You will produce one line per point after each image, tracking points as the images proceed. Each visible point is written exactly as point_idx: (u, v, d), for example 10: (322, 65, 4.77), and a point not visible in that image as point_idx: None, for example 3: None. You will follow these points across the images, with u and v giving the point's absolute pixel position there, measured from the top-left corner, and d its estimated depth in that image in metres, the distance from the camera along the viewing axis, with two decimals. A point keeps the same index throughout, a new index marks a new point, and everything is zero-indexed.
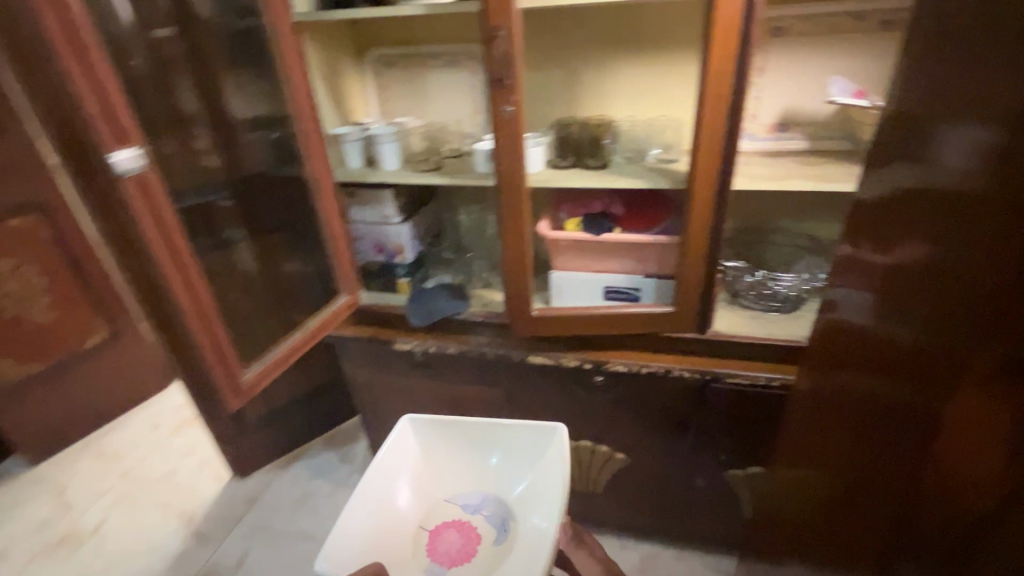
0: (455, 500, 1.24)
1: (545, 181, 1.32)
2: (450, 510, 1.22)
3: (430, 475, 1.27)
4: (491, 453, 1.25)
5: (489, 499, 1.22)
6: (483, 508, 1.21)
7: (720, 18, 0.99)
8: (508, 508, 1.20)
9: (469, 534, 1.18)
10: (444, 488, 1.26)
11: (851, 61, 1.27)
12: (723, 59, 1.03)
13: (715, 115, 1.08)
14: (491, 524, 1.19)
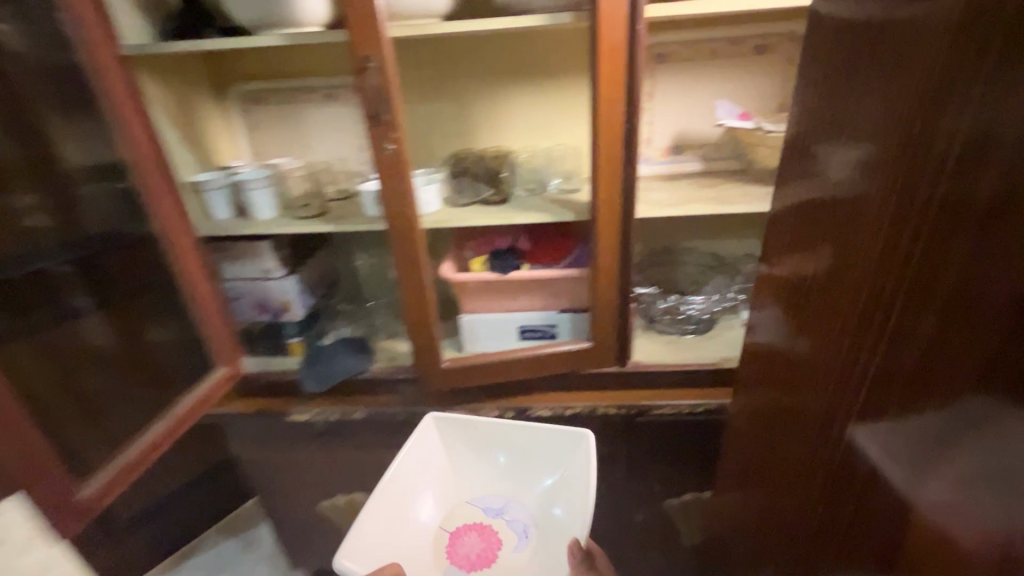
0: (478, 499, 1.05)
1: (443, 220, 1.21)
2: (471, 512, 1.04)
3: (451, 470, 1.08)
4: (520, 454, 1.05)
5: (519, 502, 1.04)
6: (510, 512, 1.03)
7: (604, 42, 0.95)
8: (536, 513, 1.02)
9: (491, 538, 1.00)
10: (467, 485, 1.07)
11: (731, 85, 1.31)
12: (612, 85, 0.98)
13: (612, 142, 1.04)
14: (519, 530, 1.01)
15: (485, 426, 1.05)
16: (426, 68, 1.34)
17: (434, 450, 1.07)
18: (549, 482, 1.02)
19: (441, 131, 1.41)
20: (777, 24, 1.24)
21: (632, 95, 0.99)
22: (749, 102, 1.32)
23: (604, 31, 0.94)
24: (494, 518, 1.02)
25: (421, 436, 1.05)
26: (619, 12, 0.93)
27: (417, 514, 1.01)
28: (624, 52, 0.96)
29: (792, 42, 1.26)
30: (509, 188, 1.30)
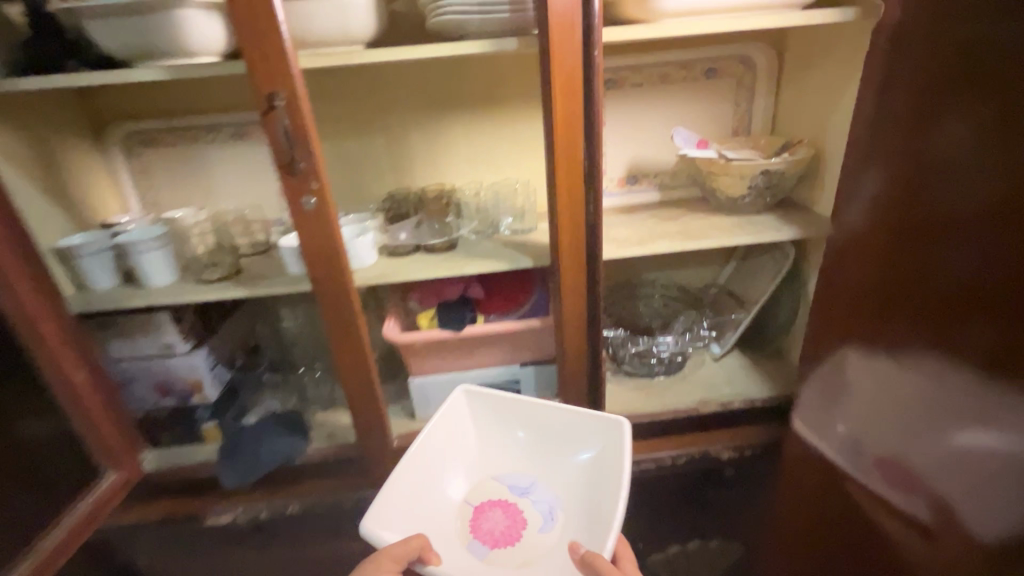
0: (504, 476, 0.96)
1: (382, 275, 1.04)
2: (495, 488, 0.95)
3: (478, 445, 0.99)
4: (552, 436, 0.96)
5: (548, 482, 0.94)
6: (536, 493, 0.94)
7: (558, 70, 0.83)
8: (563, 495, 0.92)
9: (515, 517, 0.91)
10: (495, 463, 0.98)
11: (684, 110, 1.24)
12: (569, 117, 0.87)
13: (572, 180, 0.92)
14: (544, 512, 0.91)
15: (517, 403, 0.96)
16: (349, 100, 1.19)
17: (462, 424, 0.98)
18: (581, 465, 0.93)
19: (372, 169, 1.25)
20: (724, 47, 1.19)
21: (592, 128, 0.88)
22: (702, 127, 1.25)
23: (558, 57, 0.82)
24: (519, 498, 0.93)
25: (450, 408, 0.96)
26: (574, 37, 0.81)
27: (440, 489, 0.92)
28: (580, 81, 0.84)
29: (740, 65, 1.21)
30: (454, 231, 1.15)
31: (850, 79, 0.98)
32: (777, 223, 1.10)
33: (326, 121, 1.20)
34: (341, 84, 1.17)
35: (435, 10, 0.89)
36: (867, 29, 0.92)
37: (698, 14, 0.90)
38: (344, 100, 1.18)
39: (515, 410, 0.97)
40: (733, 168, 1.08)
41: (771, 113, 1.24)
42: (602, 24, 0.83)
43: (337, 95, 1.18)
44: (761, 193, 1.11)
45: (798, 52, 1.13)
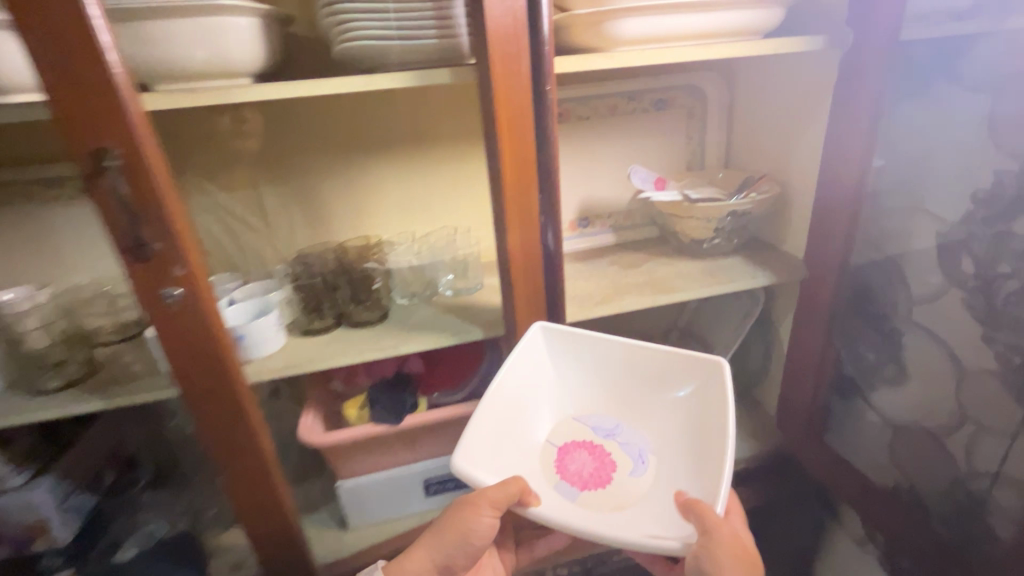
0: (588, 418, 0.84)
1: (293, 366, 0.82)
2: (580, 429, 0.83)
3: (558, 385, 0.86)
4: (644, 376, 0.83)
5: (638, 424, 0.82)
6: (625, 437, 0.81)
7: (505, 108, 0.66)
8: (655, 437, 0.80)
9: (603, 460, 0.79)
10: (578, 405, 0.86)
11: (635, 145, 1.13)
12: (521, 165, 0.70)
13: (528, 238, 0.75)
14: (637, 457, 0.79)
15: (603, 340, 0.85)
16: (255, 141, 0.96)
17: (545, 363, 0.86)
18: (673, 407, 0.80)
19: (284, 222, 1.02)
20: (672, 77, 1.09)
21: (548, 177, 0.72)
22: (653, 163, 1.15)
23: (504, 93, 0.65)
24: (603, 441, 0.81)
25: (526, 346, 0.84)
26: (522, 67, 0.65)
27: (522, 430, 0.80)
28: (533, 121, 0.68)
29: (688, 96, 1.11)
30: (381, 298, 0.94)
31: (812, 112, 0.90)
32: (746, 267, 1.00)
33: (225, 165, 0.95)
34: (251, 123, 0.93)
35: (341, 35, 0.70)
36: (832, 59, 0.84)
37: (656, 42, 0.77)
38: (253, 139, 0.95)
39: (601, 348, 0.85)
40: (698, 209, 0.96)
41: (724, 145, 1.15)
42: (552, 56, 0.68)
43: (240, 133, 0.94)
44: (727, 235, 1.00)
45: (750, 82, 1.05)
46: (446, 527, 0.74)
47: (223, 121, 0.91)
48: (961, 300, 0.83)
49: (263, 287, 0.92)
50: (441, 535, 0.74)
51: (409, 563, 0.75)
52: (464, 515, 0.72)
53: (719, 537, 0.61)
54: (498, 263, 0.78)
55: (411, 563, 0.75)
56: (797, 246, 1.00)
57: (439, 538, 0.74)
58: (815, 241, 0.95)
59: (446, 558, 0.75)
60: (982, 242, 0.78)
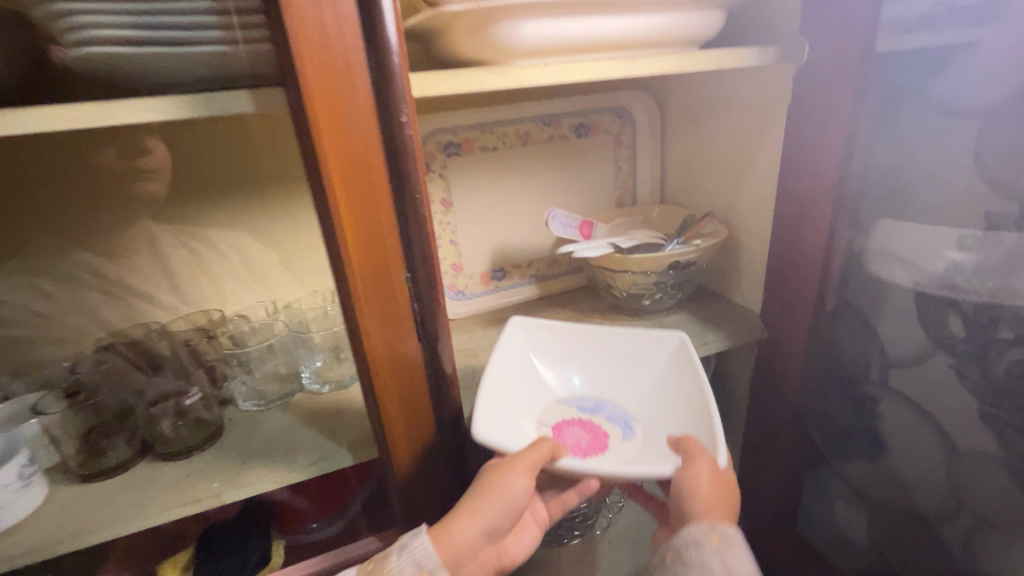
0: (567, 397, 0.74)
1: (44, 544, 0.53)
2: (563, 409, 0.72)
3: (534, 368, 0.76)
4: (614, 354, 0.76)
5: (620, 398, 0.74)
6: (610, 411, 0.73)
7: (336, 156, 0.43)
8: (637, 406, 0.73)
9: (598, 432, 0.69)
10: (558, 387, 0.76)
11: (554, 179, 0.93)
12: (372, 239, 0.47)
13: (398, 336, 0.51)
14: (625, 425, 0.70)
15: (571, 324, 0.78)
16: (137, 186, 0.69)
17: (518, 348, 0.76)
18: (655, 376, 0.73)
19: (182, 295, 0.76)
20: (593, 97, 0.90)
21: (417, 252, 0.49)
22: (577, 199, 0.95)
23: (331, 134, 0.42)
24: (589, 417, 0.71)
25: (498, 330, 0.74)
26: (358, 94, 0.42)
27: (506, 407, 0.68)
28: (385, 173, 0.45)
29: (615, 120, 0.93)
30: (207, 407, 0.67)
31: (763, 142, 0.73)
32: (695, 329, 0.81)
33: (97, 224, 0.69)
34: (157, 157, 0.67)
35: (64, 38, 0.44)
36: (785, 77, 0.68)
37: (563, 52, 0.57)
38: (161, 181, 0.70)
39: (568, 334, 0.77)
40: (633, 262, 0.77)
41: (658, 176, 0.98)
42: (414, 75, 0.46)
43: (137, 170, 0.68)
44: (669, 290, 0.81)
45: (683, 104, 0.88)
46: (477, 493, 0.58)
47: (105, 154, 0.64)
48: (950, 366, 0.68)
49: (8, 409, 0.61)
50: (477, 502, 0.58)
51: (455, 532, 0.56)
52: (496, 477, 0.58)
53: (709, 468, 0.57)
54: (357, 368, 0.54)
55: (457, 532, 0.56)
56: (751, 298, 0.83)
57: (478, 503, 0.58)
58: (773, 296, 0.78)
59: (490, 526, 0.58)
60: (975, 298, 0.63)
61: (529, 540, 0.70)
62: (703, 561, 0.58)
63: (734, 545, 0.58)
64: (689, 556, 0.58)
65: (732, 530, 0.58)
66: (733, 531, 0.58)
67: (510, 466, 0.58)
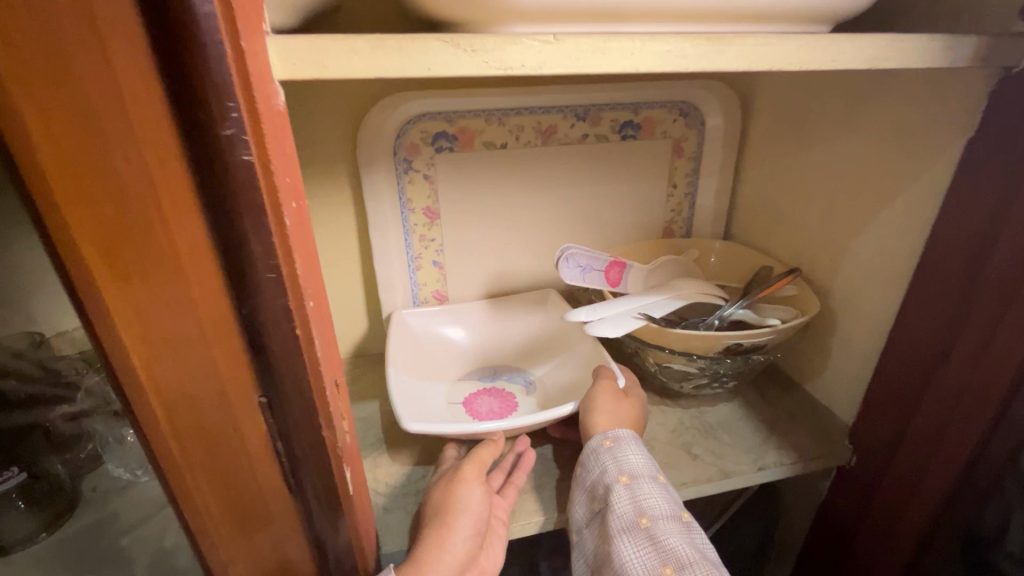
0: (464, 374, 0.65)
1: None
2: (468, 382, 0.64)
3: (424, 352, 0.64)
4: (499, 318, 0.69)
5: (513, 357, 0.67)
6: (509, 375, 0.65)
7: (79, 197, 0.21)
8: (528, 357, 0.67)
9: (502, 395, 0.62)
10: (446, 367, 0.65)
11: (583, 193, 0.69)
12: (183, 353, 0.25)
13: (245, 493, 0.30)
14: (527, 380, 0.64)
15: (442, 307, 0.68)
16: None
17: (405, 337, 0.63)
18: (540, 334, 0.68)
19: None
20: (652, 87, 0.65)
21: (279, 372, 0.27)
22: (610, 221, 0.71)
23: (60, 154, 0.20)
24: (493, 385, 0.63)
25: (394, 336, 0.62)
26: (120, 74, 0.20)
27: (410, 391, 0.57)
28: (202, 237, 0.23)
29: (678, 120, 0.67)
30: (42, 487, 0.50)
31: (916, 184, 0.47)
32: (750, 433, 0.57)
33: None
34: None
35: None
36: (978, 89, 0.42)
37: (600, 19, 0.32)
38: None
39: (442, 315, 0.67)
40: (673, 339, 0.53)
41: (726, 202, 0.72)
42: (253, 25, 0.22)
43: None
44: (721, 378, 0.58)
45: (787, 108, 0.61)
46: (437, 522, 0.43)
47: None
48: None
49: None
50: (439, 533, 0.42)
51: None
52: (449, 493, 0.46)
53: (609, 390, 0.51)
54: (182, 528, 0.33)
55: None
56: (841, 399, 0.58)
57: (443, 532, 0.43)
58: (877, 409, 0.53)
59: (464, 556, 0.42)
60: None
61: (504, 550, 0.46)
62: (595, 466, 0.46)
63: (630, 442, 0.46)
64: (581, 465, 0.47)
65: (626, 430, 0.47)
66: (628, 432, 0.47)
67: (460, 477, 0.47)
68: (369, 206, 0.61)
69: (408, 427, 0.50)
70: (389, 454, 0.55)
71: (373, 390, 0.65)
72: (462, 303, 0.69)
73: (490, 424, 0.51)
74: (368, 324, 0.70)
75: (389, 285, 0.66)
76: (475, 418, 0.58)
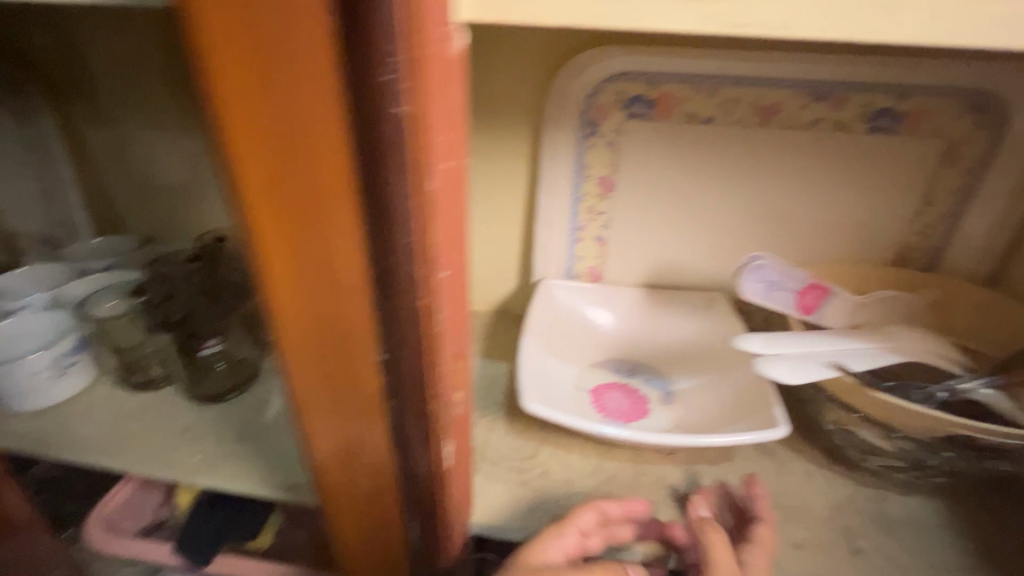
0: (598, 361, 0.60)
1: (46, 442, 0.51)
2: (601, 371, 0.59)
3: (563, 328, 0.61)
4: (652, 311, 0.62)
5: (656, 358, 0.61)
6: (646, 376, 0.59)
7: (248, 136, 0.21)
8: (672, 363, 0.60)
9: (634, 397, 0.57)
10: (581, 350, 0.61)
11: (794, 191, 0.56)
12: (323, 297, 0.25)
13: (357, 436, 0.31)
14: (665, 389, 0.57)
15: (592, 286, 0.64)
16: None
17: (549, 309, 0.61)
18: (693, 344, 0.60)
19: None
20: (937, 68, 0.48)
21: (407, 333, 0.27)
22: (821, 232, 0.58)
23: (233, 91, 0.20)
24: (626, 383, 0.58)
25: (537, 306, 0.60)
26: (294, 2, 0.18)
27: (539, 369, 0.55)
28: (353, 188, 0.22)
29: (961, 116, 0.50)
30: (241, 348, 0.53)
31: None
32: (951, 549, 0.44)
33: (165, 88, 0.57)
34: None
35: None
36: None
37: None
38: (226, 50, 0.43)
39: (590, 294, 0.63)
40: (871, 403, 0.42)
41: (999, 237, 0.53)
42: None
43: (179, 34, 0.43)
44: (927, 470, 0.44)
45: None
46: None
47: None
48: None
49: (54, 292, 0.56)
50: None
51: None
52: None
53: None
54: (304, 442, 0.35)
55: None
56: None
57: None
58: None
59: None
60: None
61: None
62: None
63: None
64: None
65: None
66: None
67: None
68: (543, 167, 0.58)
69: (528, 407, 0.49)
70: (505, 422, 0.54)
71: (506, 352, 0.64)
72: (613, 287, 0.64)
73: (619, 431, 0.47)
74: (516, 284, 0.68)
75: (545, 251, 0.63)
76: (601, 414, 0.54)
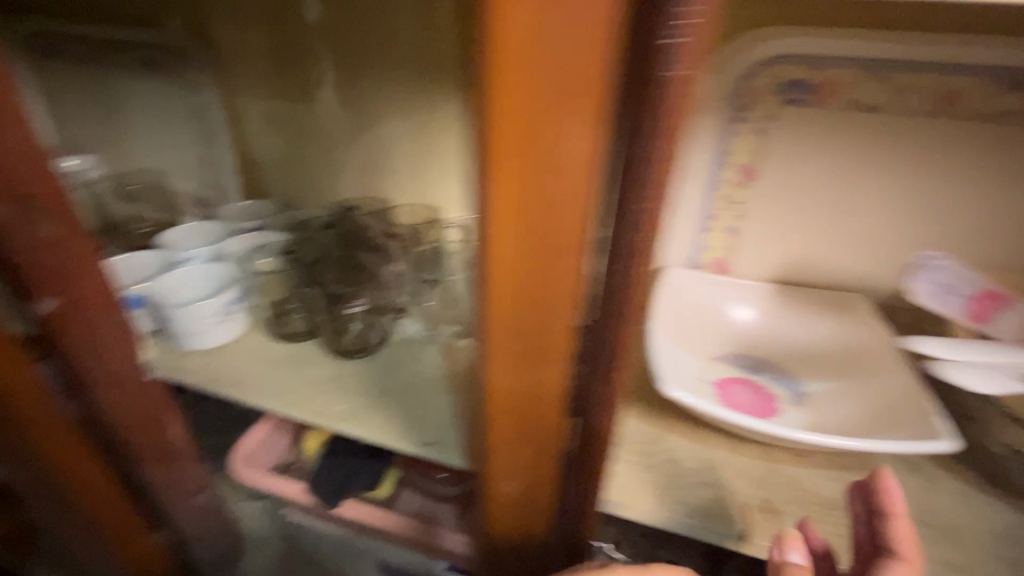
0: (720, 354, 0.57)
1: (212, 380, 0.57)
2: (724, 364, 0.56)
3: (685, 317, 0.58)
4: (783, 309, 0.60)
5: (784, 357, 0.57)
6: (773, 374, 0.56)
7: (512, 98, 0.22)
8: (802, 363, 0.56)
9: (760, 394, 0.53)
10: (702, 340, 0.57)
11: (963, 189, 0.52)
12: (543, 262, 0.26)
13: (537, 398, 0.32)
14: (794, 390, 0.54)
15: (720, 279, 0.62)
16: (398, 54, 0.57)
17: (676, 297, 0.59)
18: (829, 347, 0.56)
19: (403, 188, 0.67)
20: None
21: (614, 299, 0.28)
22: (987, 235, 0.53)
23: (513, 55, 0.21)
24: (752, 379, 0.55)
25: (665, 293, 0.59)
26: None
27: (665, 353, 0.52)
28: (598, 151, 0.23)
29: None
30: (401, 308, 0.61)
31: None
32: None
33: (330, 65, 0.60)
34: None
35: None
36: None
37: None
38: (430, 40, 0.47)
39: (717, 286, 0.61)
40: None
41: None
42: None
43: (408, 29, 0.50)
44: None
45: None
46: None
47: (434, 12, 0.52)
48: None
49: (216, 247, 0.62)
50: None
51: None
52: None
53: None
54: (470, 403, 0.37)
55: None
56: None
57: None
58: None
59: None
60: None
61: None
62: None
63: None
64: None
65: None
66: None
67: None
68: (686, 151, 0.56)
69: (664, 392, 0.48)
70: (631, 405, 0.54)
71: None
72: (742, 281, 0.62)
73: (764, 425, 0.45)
74: None
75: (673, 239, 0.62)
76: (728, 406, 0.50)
